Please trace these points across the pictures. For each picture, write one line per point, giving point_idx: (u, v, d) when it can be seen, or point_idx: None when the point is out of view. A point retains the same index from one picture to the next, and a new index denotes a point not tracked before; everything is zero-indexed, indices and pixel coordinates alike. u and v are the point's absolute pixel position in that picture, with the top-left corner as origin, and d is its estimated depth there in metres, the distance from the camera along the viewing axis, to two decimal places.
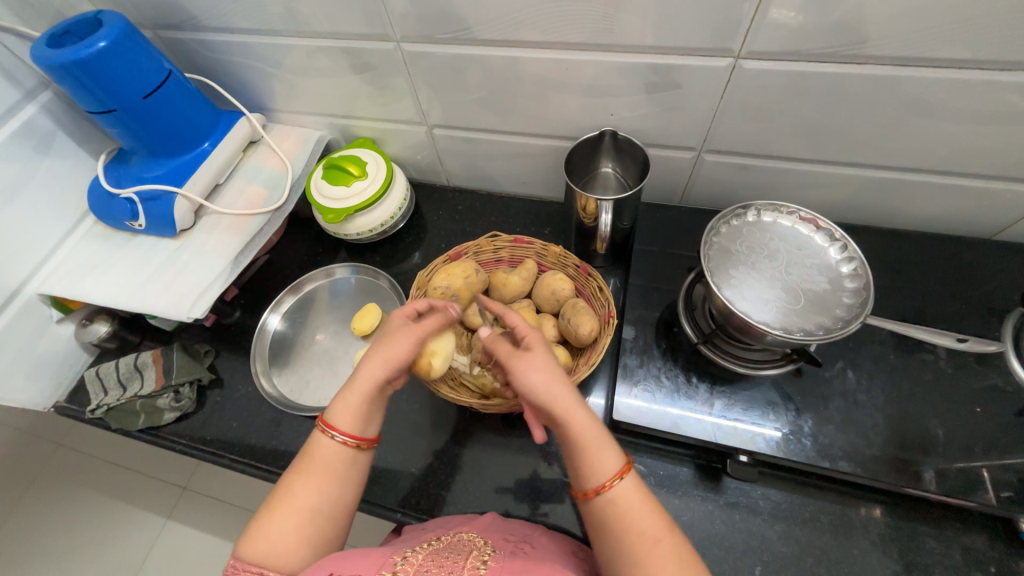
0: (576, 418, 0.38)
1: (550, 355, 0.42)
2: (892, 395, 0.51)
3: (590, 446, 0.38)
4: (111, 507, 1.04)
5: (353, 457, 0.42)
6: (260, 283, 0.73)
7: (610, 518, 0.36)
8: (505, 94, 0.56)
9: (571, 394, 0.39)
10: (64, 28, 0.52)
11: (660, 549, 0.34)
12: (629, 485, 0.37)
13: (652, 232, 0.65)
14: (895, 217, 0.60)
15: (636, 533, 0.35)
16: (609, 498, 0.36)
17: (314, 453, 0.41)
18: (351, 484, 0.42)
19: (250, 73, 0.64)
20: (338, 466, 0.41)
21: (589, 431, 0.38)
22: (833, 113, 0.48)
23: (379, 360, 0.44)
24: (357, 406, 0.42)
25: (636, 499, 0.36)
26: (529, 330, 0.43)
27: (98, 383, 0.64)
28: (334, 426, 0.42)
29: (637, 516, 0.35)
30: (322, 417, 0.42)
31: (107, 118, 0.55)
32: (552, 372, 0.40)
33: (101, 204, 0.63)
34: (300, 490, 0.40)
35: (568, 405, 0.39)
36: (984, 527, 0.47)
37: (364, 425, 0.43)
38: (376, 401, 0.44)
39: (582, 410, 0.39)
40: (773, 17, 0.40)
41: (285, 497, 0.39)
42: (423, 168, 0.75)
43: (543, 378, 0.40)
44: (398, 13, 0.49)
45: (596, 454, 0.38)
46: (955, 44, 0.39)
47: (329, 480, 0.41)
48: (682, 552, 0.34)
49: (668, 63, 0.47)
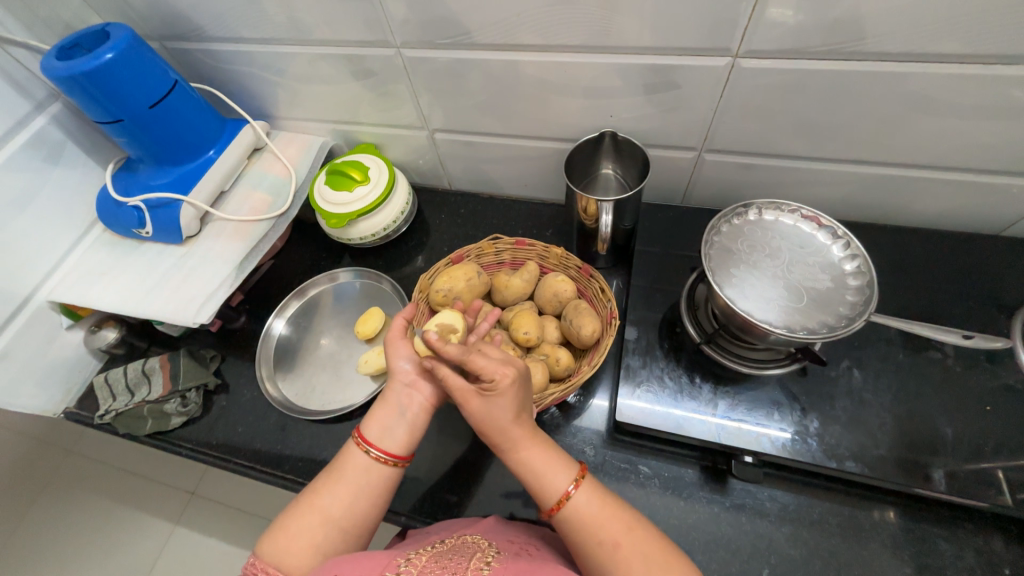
0: (526, 446, 0.40)
1: (512, 396, 0.40)
2: (900, 394, 0.50)
3: (541, 475, 0.39)
4: (123, 513, 1.05)
5: (375, 471, 0.42)
6: (264, 289, 0.74)
7: (575, 531, 0.38)
8: (506, 97, 0.56)
9: (523, 431, 0.40)
10: (74, 40, 0.53)
11: (625, 552, 0.36)
12: (584, 494, 0.39)
13: (654, 233, 0.65)
14: (899, 214, 0.59)
15: (603, 536, 0.37)
16: (564, 513, 0.38)
17: (344, 460, 0.43)
18: (369, 501, 0.41)
19: (254, 81, 0.65)
20: (362, 478, 0.42)
21: (539, 460, 0.40)
22: (835, 110, 0.48)
23: (395, 374, 0.45)
24: (385, 416, 0.44)
25: (594, 505, 0.38)
26: (494, 374, 0.39)
27: (107, 389, 0.65)
28: (363, 435, 0.43)
29: (599, 523, 0.37)
30: (358, 428, 0.44)
31: (115, 128, 0.56)
32: (505, 415, 0.40)
33: (110, 212, 0.64)
34: (323, 493, 0.41)
35: (515, 443, 0.40)
36: (998, 529, 0.46)
37: (390, 439, 0.43)
38: (405, 413, 0.44)
39: (530, 450, 0.40)
40: (771, 15, 0.40)
41: (308, 497, 0.41)
42: (425, 173, 0.76)
43: (490, 419, 0.40)
44: (398, 18, 0.50)
45: (546, 483, 0.39)
46: (955, 39, 0.39)
47: (350, 490, 0.41)
48: (654, 550, 0.36)
49: (668, 64, 0.47)
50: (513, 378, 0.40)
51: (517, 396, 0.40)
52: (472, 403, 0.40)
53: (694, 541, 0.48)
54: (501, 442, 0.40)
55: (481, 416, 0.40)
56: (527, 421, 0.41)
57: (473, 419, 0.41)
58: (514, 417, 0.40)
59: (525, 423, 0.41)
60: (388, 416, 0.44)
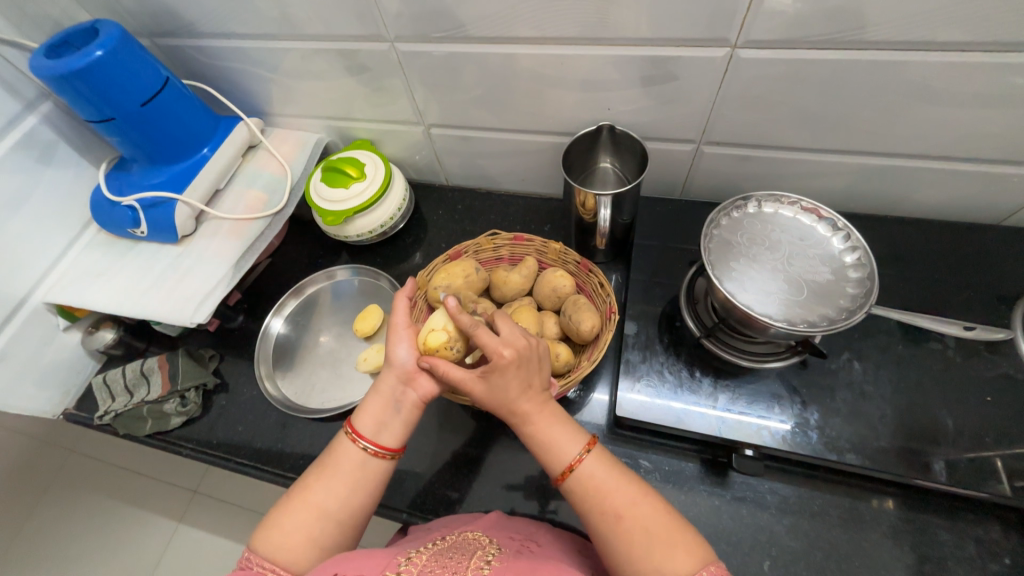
0: (535, 418, 0.41)
1: (513, 376, 0.40)
2: (900, 385, 0.50)
3: (550, 444, 0.40)
4: (125, 512, 1.05)
5: (370, 465, 0.42)
6: (262, 287, 0.74)
7: (582, 498, 0.38)
8: (502, 91, 0.56)
9: (530, 405, 0.41)
10: (63, 38, 0.52)
11: (627, 523, 0.36)
12: (590, 463, 0.39)
13: (653, 226, 0.64)
14: (899, 204, 0.59)
15: (607, 508, 0.37)
16: (570, 482, 0.39)
17: (337, 454, 0.42)
18: (366, 494, 0.41)
19: (247, 78, 0.64)
20: (356, 472, 0.42)
21: (548, 432, 0.41)
22: (834, 100, 0.47)
23: (393, 366, 0.45)
24: (380, 410, 0.44)
25: (603, 473, 0.39)
26: (494, 352, 0.40)
27: (105, 390, 0.65)
28: (356, 429, 0.43)
29: (604, 492, 0.38)
30: (350, 421, 0.44)
31: (107, 127, 0.55)
32: (510, 391, 0.40)
33: (104, 212, 0.63)
34: (317, 489, 0.41)
35: (525, 416, 0.41)
36: (997, 518, 0.46)
37: (386, 432, 0.43)
38: (400, 407, 0.44)
39: (539, 423, 0.41)
40: (769, 4, 0.40)
41: (300, 493, 0.41)
42: (422, 168, 0.75)
43: (497, 398, 0.41)
44: (392, 13, 0.49)
45: (553, 452, 0.40)
46: (956, 27, 0.39)
47: (346, 485, 0.41)
48: (654, 525, 0.36)
49: (665, 55, 0.46)
50: (511, 359, 0.40)
51: (519, 376, 0.40)
52: (475, 386, 0.41)
53: None
54: (511, 417, 0.41)
55: (489, 395, 0.41)
56: (536, 394, 0.41)
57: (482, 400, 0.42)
58: (520, 393, 0.41)
59: (533, 397, 0.41)
60: (382, 410, 0.43)
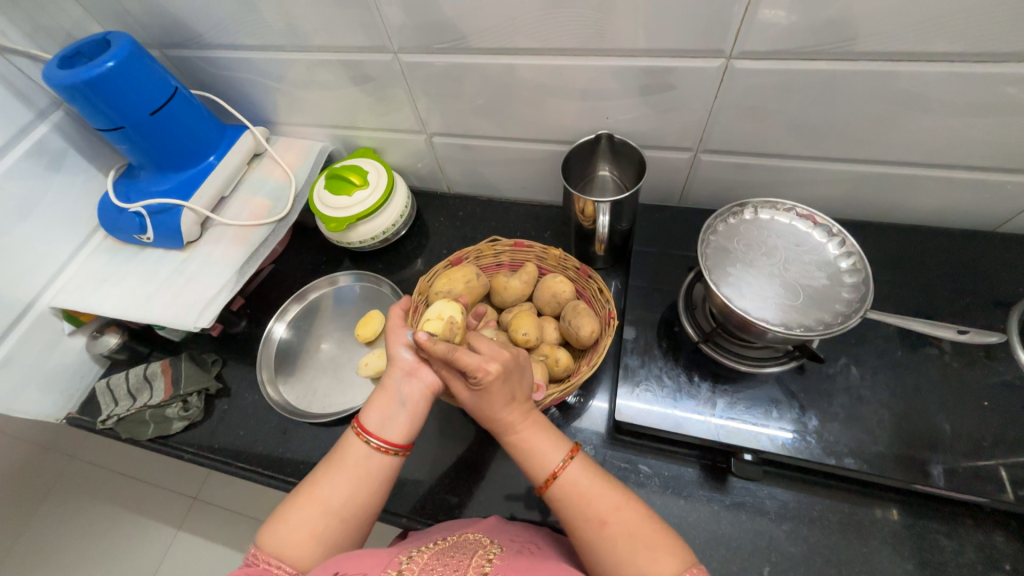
0: (522, 425, 0.41)
1: (500, 388, 0.40)
2: (897, 390, 0.50)
3: (533, 452, 0.41)
4: (124, 518, 1.05)
5: (373, 460, 0.42)
6: (265, 293, 0.74)
7: (564, 506, 0.39)
8: (503, 101, 0.57)
9: (515, 416, 0.41)
10: (75, 49, 0.54)
11: (613, 529, 0.36)
12: (573, 471, 0.39)
13: (652, 233, 0.65)
14: (894, 211, 0.60)
15: (590, 515, 0.38)
16: (554, 489, 0.39)
17: (344, 449, 0.43)
18: (369, 490, 0.41)
19: (253, 88, 0.66)
20: (363, 466, 0.42)
21: (534, 440, 0.41)
22: (829, 109, 0.48)
23: (395, 364, 0.45)
24: (385, 406, 0.44)
25: (585, 481, 0.39)
26: (479, 368, 0.39)
27: (109, 394, 0.65)
28: (361, 424, 0.43)
29: (587, 500, 0.38)
30: (356, 416, 0.44)
31: (116, 135, 0.56)
32: (496, 403, 0.41)
33: (112, 219, 0.64)
34: (322, 484, 0.41)
35: (512, 425, 0.41)
36: (998, 524, 0.46)
37: (390, 428, 0.43)
38: (405, 403, 0.44)
39: (524, 432, 0.41)
40: (763, 16, 0.41)
41: (307, 488, 0.41)
42: (424, 176, 0.76)
43: (484, 408, 0.41)
44: (395, 24, 0.50)
45: (539, 459, 0.40)
46: (945, 38, 0.39)
47: (350, 480, 0.41)
48: (638, 529, 0.36)
49: (662, 65, 0.48)
50: (495, 374, 0.39)
51: (505, 388, 0.40)
52: (465, 394, 0.42)
53: (694, 539, 0.48)
54: (499, 426, 0.42)
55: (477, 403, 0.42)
56: (520, 405, 0.42)
57: (471, 407, 0.42)
58: (505, 403, 0.41)
59: (518, 407, 0.42)
60: (387, 405, 0.44)
